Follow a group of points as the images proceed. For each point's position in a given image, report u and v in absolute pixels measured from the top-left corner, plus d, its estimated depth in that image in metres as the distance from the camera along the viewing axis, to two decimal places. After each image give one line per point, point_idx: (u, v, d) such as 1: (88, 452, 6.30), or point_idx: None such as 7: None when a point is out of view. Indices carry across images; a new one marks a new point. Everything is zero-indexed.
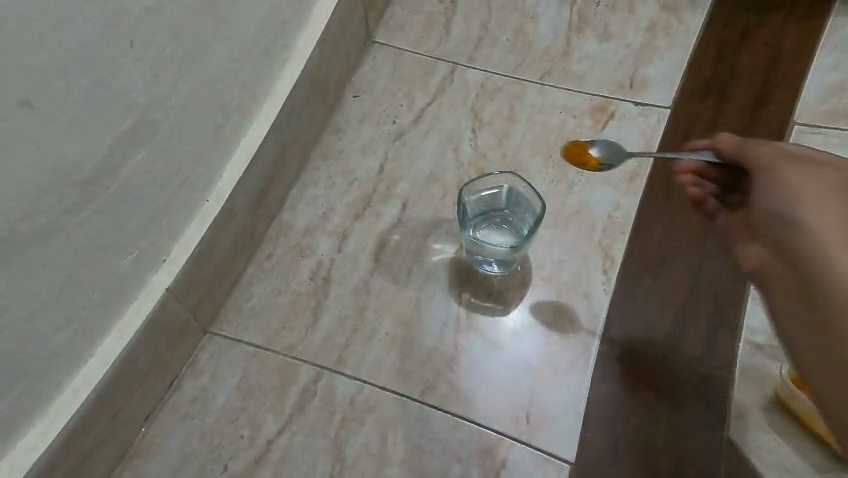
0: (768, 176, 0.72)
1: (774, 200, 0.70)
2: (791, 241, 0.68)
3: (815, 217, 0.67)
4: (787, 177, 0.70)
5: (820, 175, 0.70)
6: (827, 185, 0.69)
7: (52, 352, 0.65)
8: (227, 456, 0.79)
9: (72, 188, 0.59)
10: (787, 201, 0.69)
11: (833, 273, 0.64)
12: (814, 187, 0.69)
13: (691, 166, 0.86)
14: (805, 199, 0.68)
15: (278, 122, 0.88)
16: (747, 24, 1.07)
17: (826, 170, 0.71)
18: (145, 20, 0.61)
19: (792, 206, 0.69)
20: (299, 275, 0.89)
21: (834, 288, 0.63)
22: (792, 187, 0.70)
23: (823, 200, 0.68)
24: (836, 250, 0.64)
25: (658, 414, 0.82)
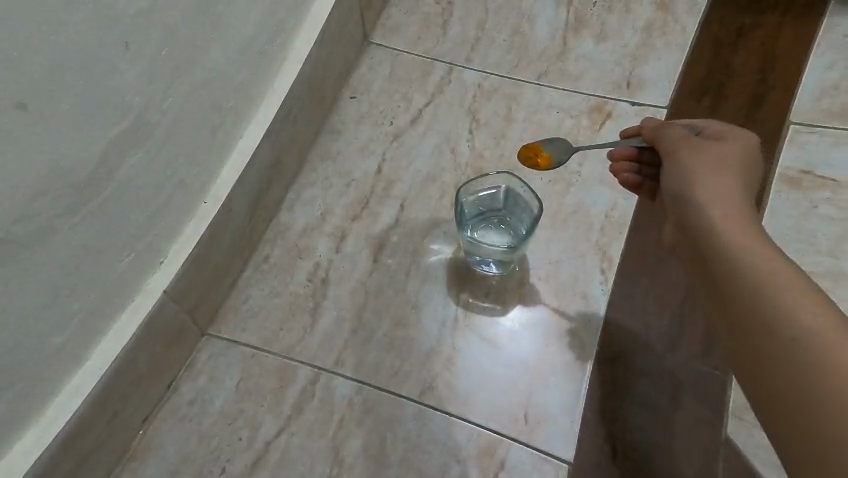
0: (674, 160, 0.72)
1: (675, 185, 0.70)
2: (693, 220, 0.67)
3: (712, 195, 0.67)
4: (690, 159, 0.71)
5: (719, 157, 0.70)
6: (724, 169, 0.69)
7: (49, 354, 0.65)
8: (225, 458, 0.79)
9: (69, 190, 0.59)
10: (687, 182, 0.69)
11: (728, 241, 0.61)
12: (713, 169, 0.69)
13: (628, 153, 0.82)
14: (705, 179, 0.68)
15: (275, 124, 0.88)
16: (742, 24, 1.07)
17: (723, 153, 0.71)
18: (141, 22, 0.61)
19: (693, 187, 0.68)
20: (297, 276, 0.89)
21: (729, 253, 0.61)
22: (692, 168, 0.70)
23: (718, 181, 0.68)
24: (729, 224, 0.63)
25: (656, 414, 0.82)
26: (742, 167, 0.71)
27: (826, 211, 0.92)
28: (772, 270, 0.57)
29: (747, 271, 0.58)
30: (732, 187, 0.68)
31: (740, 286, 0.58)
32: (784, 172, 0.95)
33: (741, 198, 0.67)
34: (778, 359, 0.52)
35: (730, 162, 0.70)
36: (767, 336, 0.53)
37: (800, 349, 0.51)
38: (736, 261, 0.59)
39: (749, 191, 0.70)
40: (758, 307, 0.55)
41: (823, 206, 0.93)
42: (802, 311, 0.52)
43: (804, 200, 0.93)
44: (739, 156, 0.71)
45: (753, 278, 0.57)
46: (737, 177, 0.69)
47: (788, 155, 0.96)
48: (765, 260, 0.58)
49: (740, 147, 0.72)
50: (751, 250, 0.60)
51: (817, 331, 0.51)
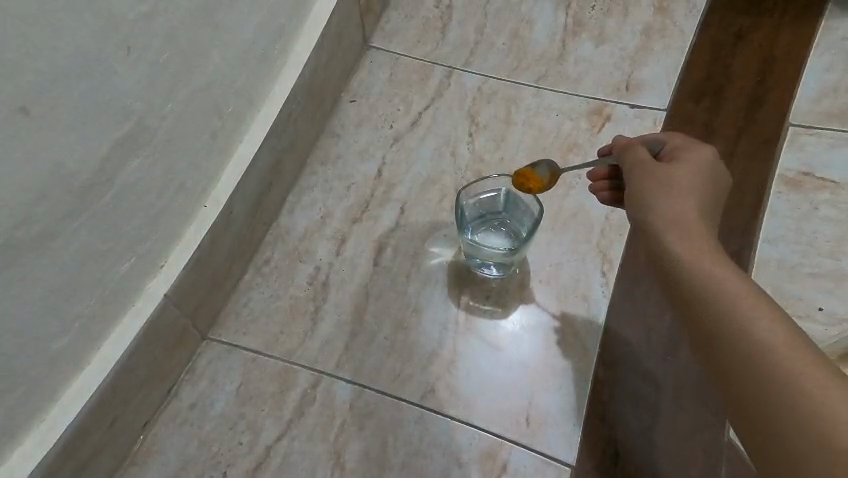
0: (634, 171, 0.67)
1: (635, 197, 0.65)
2: (652, 232, 0.62)
3: (675, 207, 0.62)
4: (652, 169, 0.65)
5: (684, 167, 0.65)
6: (690, 176, 0.64)
7: (51, 357, 0.65)
8: (226, 463, 0.79)
9: (70, 194, 0.59)
10: (650, 192, 0.64)
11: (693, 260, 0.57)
12: (676, 177, 0.64)
13: (603, 173, 0.75)
14: (668, 189, 0.63)
15: (275, 127, 0.88)
16: (740, 26, 1.07)
17: (688, 161, 0.66)
18: (142, 26, 0.61)
19: (655, 198, 0.63)
20: (297, 279, 0.89)
21: (696, 271, 0.56)
22: (652, 177, 0.65)
23: (684, 190, 0.63)
24: (693, 240, 0.59)
25: (658, 415, 0.81)
26: (708, 172, 0.66)
27: (827, 212, 0.92)
28: (742, 293, 0.53)
29: (716, 292, 0.54)
30: (697, 196, 0.63)
31: (710, 308, 0.54)
32: (784, 174, 0.95)
33: (704, 208, 0.63)
34: (756, 384, 0.49)
35: (696, 168, 0.65)
36: (742, 361, 0.50)
37: (777, 374, 0.48)
38: (703, 282, 0.55)
39: (714, 199, 0.65)
40: (732, 332, 0.51)
41: (824, 207, 0.93)
42: (774, 335, 0.49)
43: (804, 201, 0.93)
44: (706, 161, 0.66)
45: (726, 303, 0.53)
46: (703, 184, 0.64)
47: (788, 156, 0.96)
48: (732, 282, 0.54)
49: (705, 153, 0.67)
50: (720, 269, 0.56)
51: (793, 357, 0.48)
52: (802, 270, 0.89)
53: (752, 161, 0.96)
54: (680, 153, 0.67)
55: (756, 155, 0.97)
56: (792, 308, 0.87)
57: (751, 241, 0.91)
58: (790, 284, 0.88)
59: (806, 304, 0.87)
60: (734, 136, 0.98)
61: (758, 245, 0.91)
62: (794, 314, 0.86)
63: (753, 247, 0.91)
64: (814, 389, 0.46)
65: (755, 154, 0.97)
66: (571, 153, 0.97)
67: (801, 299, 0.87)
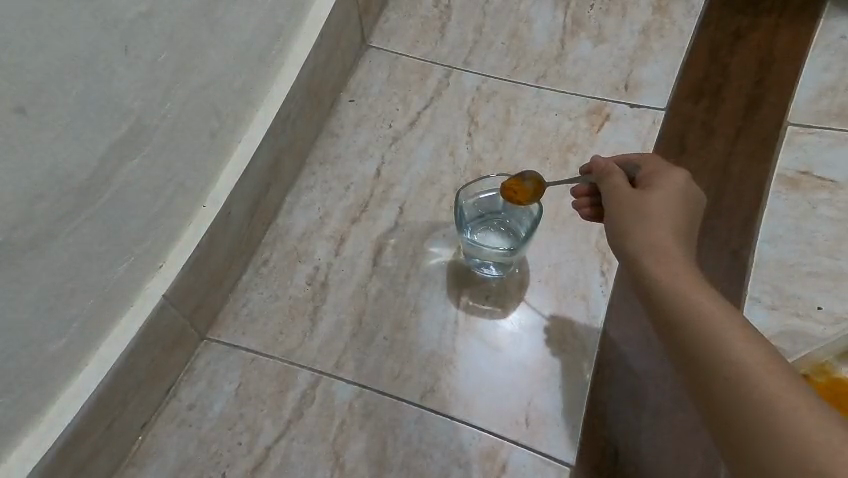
0: (611, 195, 0.66)
1: (613, 220, 0.64)
2: (631, 257, 0.61)
3: (653, 230, 0.61)
4: (628, 193, 0.65)
5: (663, 192, 0.64)
6: (667, 197, 0.63)
7: (49, 358, 0.65)
8: (225, 464, 0.79)
9: (68, 194, 0.59)
10: (628, 217, 0.63)
11: (671, 286, 0.56)
12: (654, 198, 0.63)
13: (585, 190, 0.74)
14: (644, 211, 0.62)
15: (274, 127, 0.88)
16: (739, 26, 1.07)
17: (664, 182, 0.65)
18: (139, 26, 0.61)
19: (633, 222, 0.62)
20: (296, 280, 0.89)
21: (673, 297, 0.56)
22: (629, 201, 0.64)
23: (661, 213, 0.62)
24: (671, 264, 0.58)
25: (659, 415, 0.81)
26: (685, 192, 0.64)
27: (825, 212, 0.92)
28: (720, 319, 0.53)
29: (695, 319, 0.54)
30: (675, 218, 0.62)
31: (690, 336, 0.53)
32: (783, 173, 0.95)
33: (683, 230, 0.62)
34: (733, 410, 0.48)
35: (673, 189, 0.64)
36: (720, 387, 0.50)
37: (756, 398, 0.47)
38: (681, 309, 0.55)
39: (694, 219, 0.64)
40: (711, 359, 0.51)
41: (822, 206, 0.93)
42: (751, 361, 0.49)
43: (803, 200, 0.93)
44: (682, 181, 0.65)
45: (705, 330, 0.53)
46: (680, 204, 0.63)
47: (786, 156, 0.96)
48: (711, 308, 0.54)
49: (681, 174, 0.66)
50: (698, 296, 0.55)
51: (770, 381, 0.48)
52: (801, 270, 0.89)
53: (750, 161, 0.96)
54: (657, 175, 0.67)
55: (755, 155, 0.97)
56: (792, 307, 0.87)
57: (750, 241, 0.91)
58: (790, 284, 0.88)
59: (805, 303, 0.87)
60: (732, 136, 0.98)
61: (757, 244, 0.91)
62: (793, 313, 0.86)
63: (752, 246, 0.91)
64: (793, 412, 0.45)
65: (754, 153, 0.97)
66: (570, 152, 0.97)
67: (800, 299, 0.87)
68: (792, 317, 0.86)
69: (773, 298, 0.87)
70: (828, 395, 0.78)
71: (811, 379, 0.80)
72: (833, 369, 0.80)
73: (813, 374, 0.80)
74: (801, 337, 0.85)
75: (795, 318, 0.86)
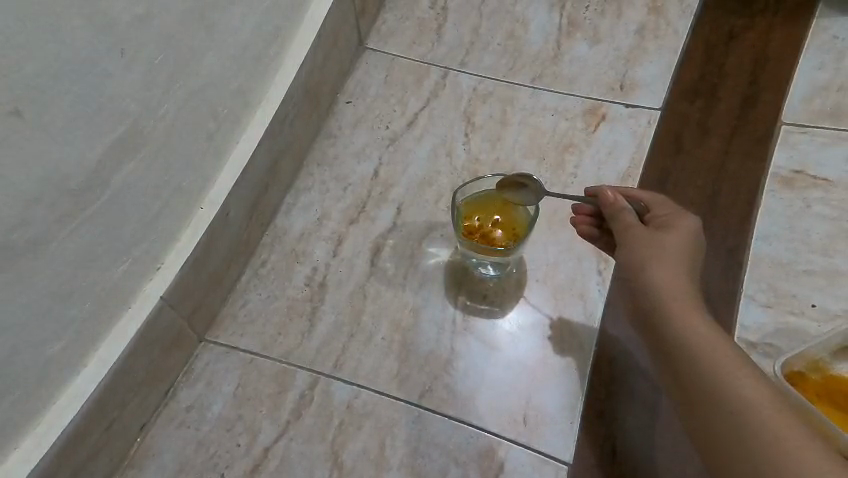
0: (624, 231, 0.72)
1: (626, 255, 0.70)
2: (643, 292, 0.68)
3: (665, 270, 0.67)
4: (642, 231, 0.71)
5: (674, 235, 0.70)
6: (679, 239, 0.70)
7: (47, 360, 0.65)
8: (224, 465, 0.79)
9: (64, 197, 0.59)
10: (641, 253, 0.69)
11: (686, 323, 0.63)
12: (667, 239, 0.70)
13: (587, 209, 0.80)
14: (658, 251, 0.69)
15: (272, 128, 0.88)
16: (733, 27, 1.08)
17: (675, 224, 0.71)
18: (136, 28, 0.61)
19: (646, 259, 0.69)
20: (295, 280, 0.89)
21: (686, 333, 0.63)
22: (644, 238, 0.70)
23: (674, 254, 0.68)
24: (681, 300, 0.65)
25: (656, 413, 0.82)
26: (692, 234, 0.71)
27: (820, 210, 0.93)
28: (729, 358, 0.60)
29: (706, 357, 0.61)
30: (683, 258, 0.69)
31: (701, 369, 0.60)
32: (778, 172, 0.96)
33: (691, 271, 0.69)
34: (741, 439, 0.56)
35: (683, 230, 0.71)
36: (728, 418, 0.57)
37: (761, 431, 0.55)
38: (692, 345, 0.62)
39: (700, 261, 0.71)
40: (721, 394, 0.58)
41: (817, 205, 0.93)
42: (750, 390, 0.58)
43: (797, 199, 0.94)
44: (689, 223, 0.72)
45: (717, 367, 0.60)
46: (688, 246, 0.70)
47: (780, 155, 0.97)
48: (722, 349, 0.61)
49: (688, 216, 0.73)
50: (711, 336, 0.62)
51: (775, 418, 0.55)
52: (797, 268, 0.90)
53: (745, 160, 0.97)
54: (668, 216, 0.73)
55: (750, 154, 0.97)
56: (788, 305, 0.87)
57: (746, 240, 0.92)
58: (786, 282, 0.89)
59: (801, 300, 0.87)
60: (727, 135, 0.99)
61: (753, 243, 0.91)
62: (790, 311, 0.87)
63: (747, 245, 0.91)
64: (795, 446, 0.53)
65: (748, 153, 0.97)
66: (568, 152, 0.97)
67: (796, 297, 0.88)
68: (788, 315, 0.87)
69: (769, 296, 0.88)
70: (822, 392, 0.79)
71: (807, 377, 0.80)
72: (828, 366, 0.80)
73: (809, 372, 0.80)
74: (798, 334, 0.85)
75: (791, 316, 0.87)
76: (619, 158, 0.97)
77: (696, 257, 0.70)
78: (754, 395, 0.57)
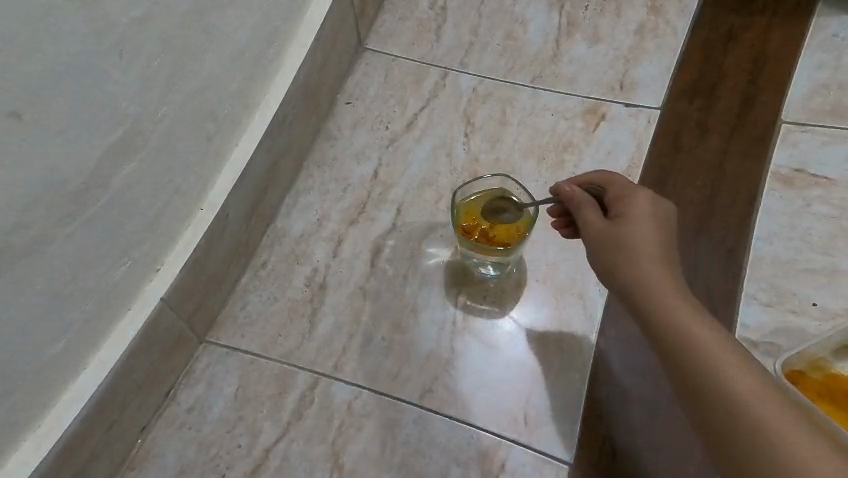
0: (587, 229, 0.69)
1: (595, 256, 0.68)
2: (626, 288, 0.65)
3: (635, 263, 0.64)
4: (603, 226, 0.68)
5: (634, 220, 0.67)
6: (641, 223, 0.67)
7: (47, 363, 0.65)
8: (225, 466, 0.79)
9: (63, 199, 0.59)
10: (608, 250, 0.67)
11: (670, 319, 0.61)
12: (634, 226, 0.66)
13: (557, 209, 0.79)
14: (629, 243, 0.66)
15: (272, 129, 0.88)
16: (732, 26, 1.08)
17: (639, 207, 0.68)
18: (134, 29, 0.61)
19: (619, 255, 0.66)
20: (295, 281, 0.89)
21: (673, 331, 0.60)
22: (606, 234, 0.67)
23: (648, 242, 0.65)
24: (655, 293, 0.62)
25: (656, 413, 0.82)
26: (659, 214, 0.68)
27: (820, 209, 0.93)
28: (722, 353, 0.58)
29: (696, 355, 0.58)
30: (650, 241, 0.66)
31: (693, 369, 0.58)
32: (777, 171, 0.96)
33: (661, 253, 0.65)
34: (741, 442, 0.53)
35: (641, 212, 0.67)
36: (724, 419, 0.55)
37: (761, 431, 0.53)
38: (681, 343, 0.60)
39: (669, 234, 0.67)
40: (717, 394, 0.56)
41: (817, 204, 0.93)
42: (743, 386, 0.55)
43: (797, 198, 0.94)
44: (650, 201, 0.68)
45: (709, 366, 0.57)
46: (658, 229, 0.67)
47: (780, 154, 0.97)
48: (709, 341, 0.59)
49: (641, 193, 0.69)
50: (696, 328, 0.60)
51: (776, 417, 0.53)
52: (797, 267, 0.89)
53: (744, 160, 0.97)
54: (623, 199, 0.69)
55: (749, 154, 0.97)
56: (788, 304, 0.87)
57: (745, 240, 0.92)
58: (786, 281, 0.89)
59: (801, 299, 0.87)
60: (726, 135, 0.99)
61: (753, 243, 0.91)
62: (790, 310, 0.87)
63: (747, 245, 0.91)
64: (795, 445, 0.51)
65: (747, 152, 0.97)
66: (567, 152, 0.97)
67: (796, 296, 0.88)
68: (789, 313, 0.87)
69: (770, 295, 0.88)
70: (822, 391, 0.79)
71: (807, 376, 0.80)
72: (828, 365, 0.80)
73: (809, 371, 0.80)
74: (798, 332, 0.85)
75: (792, 314, 0.87)
76: (619, 158, 0.97)
77: (664, 235, 0.67)
78: (750, 393, 0.55)
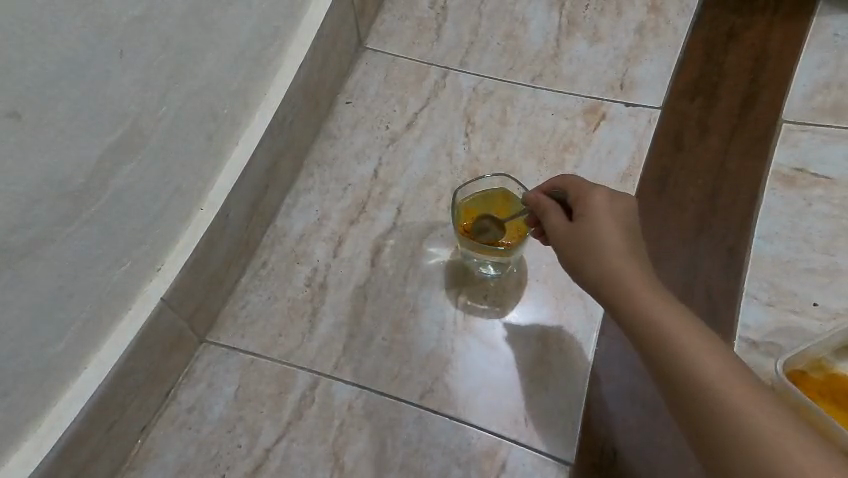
0: (554, 235, 0.67)
1: (567, 261, 0.66)
2: (599, 293, 0.63)
3: (602, 265, 0.62)
4: (567, 230, 0.66)
5: (595, 220, 0.64)
6: (602, 222, 0.64)
7: (47, 363, 0.65)
8: (225, 466, 0.79)
9: (64, 198, 0.59)
10: (575, 254, 0.64)
11: (644, 320, 0.58)
12: (595, 226, 0.64)
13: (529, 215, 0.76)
14: (593, 244, 0.63)
15: (272, 128, 0.88)
16: (733, 25, 1.08)
17: (598, 205, 0.65)
18: (135, 28, 0.61)
19: (587, 258, 0.63)
20: (295, 281, 0.89)
21: (649, 332, 0.57)
22: (571, 238, 0.65)
23: (613, 240, 0.63)
24: (625, 294, 0.60)
25: (656, 413, 0.82)
26: (620, 209, 0.65)
27: (821, 208, 0.93)
28: (693, 350, 0.54)
29: (673, 354, 0.55)
30: (615, 240, 0.63)
31: (668, 371, 0.55)
32: (778, 170, 0.96)
33: (626, 250, 0.63)
34: (724, 445, 0.49)
35: (601, 211, 0.65)
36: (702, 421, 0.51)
37: (739, 429, 0.49)
38: (655, 344, 0.57)
39: (633, 230, 0.65)
40: (696, 395, 0.52)
41: (818, 203, 0.93)
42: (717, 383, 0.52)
43: (798, 198, 0.94)
44: (609, 198, 0.66)
45: (685, 365, 0.54)
46: (621, 225, 0.65)
47: (780, 154, 0.97)
48: (678, 337, 0.56)
49: (600, 191, 0.66)
50: (671, 326, 0.57)
51: (760, 414, 0.49)
52: (798, 266, 0.89)
53: (744, 160, 0.97)
54: (582, 199, 0.67)
55: (749, 153, 0.97)
56: (788, 303, 0.87)
57: (746, 239, 0.92)
58: (787, 280, 0.89)
59: (802, 298, 0.87)
60: (726, 135, 0.99)
61: (754, 242, 0.91)
62: (791, 309, 0.87)
63: (748, 245, 0.91)
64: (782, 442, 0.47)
65: (748, 152, 0.97)
66: (567, 151, 0.97)
67: (797, 296, 0.88)
68: (790, 313, 0.87)
69: (770, 294, 0.88)
70: (823, 390, 0.79)
71: (808, 375, 0.80)
72: (829, 364, 0.80)
73: (810, 370, 0.80)
74: (799, 332, 0.85)
75: (793, 314, 0.86)
76: (619, 158, 0.96)
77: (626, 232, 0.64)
78: (731, 390, 0.51)
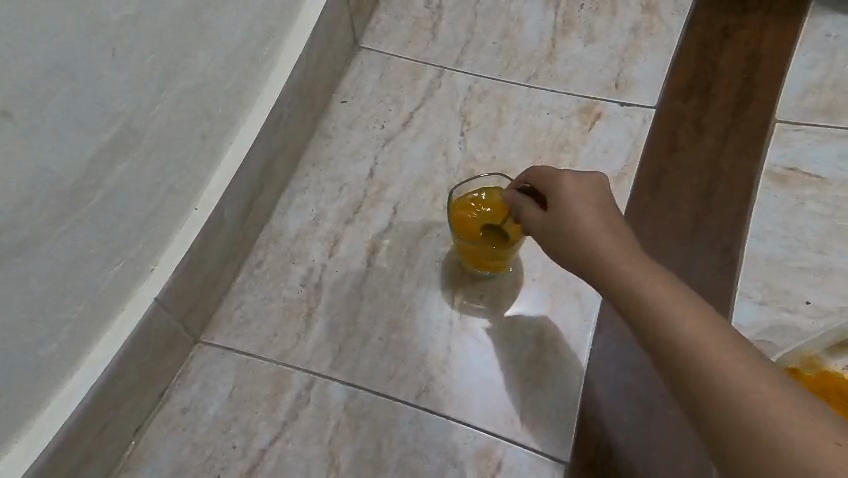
0: (537, 229, 0.66)
1: (551, 251, 0.65)
2: (589, 277, 0.60)
3: (582, 247, 0.60)
4: (545, 222, 0.65)
5: (567, 206, 0.63)
6: (575, 206, 0.62)
7: (40, 364, 0.64)
8: (220, 467, 0.78)
9: (56, 198, 0.58)
10: (557, 242, 0.63)
11: (632, 301, 0.55)
12: (567, 211, 0.62)
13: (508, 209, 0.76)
14: (567, 229, 0.62)
15: (267, 127, 0.87)
16: (726, 25, 1.08)
17: (569, 188, 0.64)
18: (128, 27, 0.60)
19: (567, 244, 0.62)
20: (291, 281, 0.88)
21: (642, 314, 0.54)
22: (551, 228, 0.64)
23: (586, 221, 0.61)
24: (607, 272, 0.58)
25: (652, 412, 0.82)
26: (589, 190, 0.64)
27: (814, 207, 0.94)
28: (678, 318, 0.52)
29: (670, 339, 0.51)
30: (589, 220, 0.61)
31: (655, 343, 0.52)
32: (772, 169, 0.96)
33: (605, 228, 0.61)
34: (729, 427, 0.46)
35: (570, 197, 0.63)
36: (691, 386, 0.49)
37: (728, 392, 0.46)
38: (639, 317, 0.54)
39: (610, 208, 0.63)
40: (700, 384, 0.48)
41: (811, 202, 0.94)
42: (703, 348, 0.49)
43: (791, 197, 0.94)
44: (576, 181, 0.64)
45: (669, 336, 0.51)
46: (595, 205, 0.63)
47: (774, 153, 0.97)
48: (663, 306, 0.53)
49: (565, 177, 0.65)
50: (665, 307, 0.53)
51: (765, 393, 0.45)
52: (792, 265, 0.90)
53: (738, 159, 0.97)
54: (550, 189, 0.65)
55: (743, 152, 0.98)
56: (782, 302, 0.88)
57: (740, 239, 0.92)
58: (780, 279, 0.89)
59: (795, 297, 0.88)
60: (721, 134, 0.99)
61: (748, 241, 0.92)
62: (783, 307, 0.87)
63: (742, 244, 0.92)
64: (800, 431, 0.43)
65: (742, 151, 0.98)
66: (563, 151, 0.97)
67: (790, 295, 0.88)
68: (783, 311, 0.87)
69: (764, 293, 0.88)
70: (816, 388, 0.80)
71: (801, 373, 0.80)
72: (822, 362, 0.81)
73: (803, 368, 0.81)
74: (792, 331, 0.86)
75: (785, 312, 0.87)
76: (615, 157, 0.97)
77: (601, 210, 0.62)
78: (727, 366, 0.47)
